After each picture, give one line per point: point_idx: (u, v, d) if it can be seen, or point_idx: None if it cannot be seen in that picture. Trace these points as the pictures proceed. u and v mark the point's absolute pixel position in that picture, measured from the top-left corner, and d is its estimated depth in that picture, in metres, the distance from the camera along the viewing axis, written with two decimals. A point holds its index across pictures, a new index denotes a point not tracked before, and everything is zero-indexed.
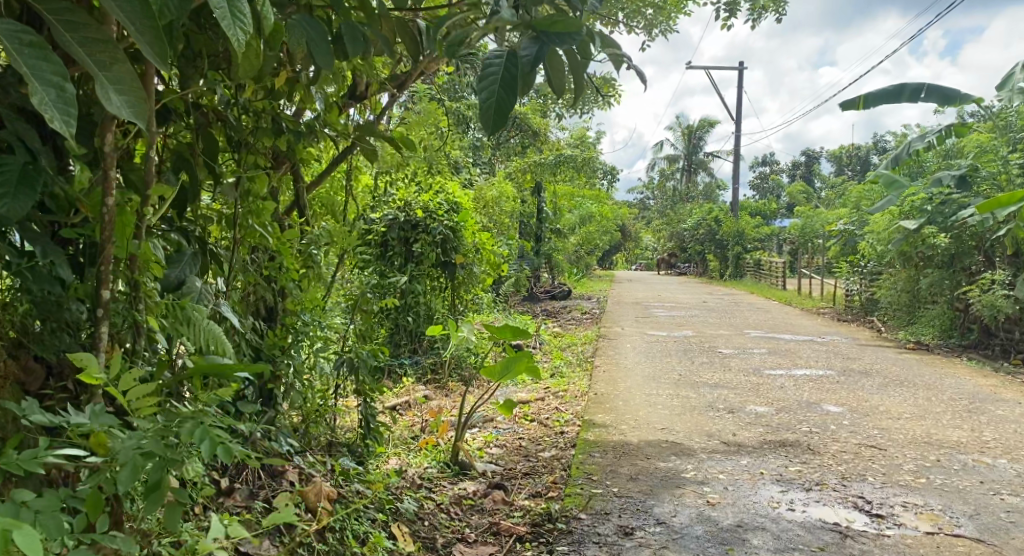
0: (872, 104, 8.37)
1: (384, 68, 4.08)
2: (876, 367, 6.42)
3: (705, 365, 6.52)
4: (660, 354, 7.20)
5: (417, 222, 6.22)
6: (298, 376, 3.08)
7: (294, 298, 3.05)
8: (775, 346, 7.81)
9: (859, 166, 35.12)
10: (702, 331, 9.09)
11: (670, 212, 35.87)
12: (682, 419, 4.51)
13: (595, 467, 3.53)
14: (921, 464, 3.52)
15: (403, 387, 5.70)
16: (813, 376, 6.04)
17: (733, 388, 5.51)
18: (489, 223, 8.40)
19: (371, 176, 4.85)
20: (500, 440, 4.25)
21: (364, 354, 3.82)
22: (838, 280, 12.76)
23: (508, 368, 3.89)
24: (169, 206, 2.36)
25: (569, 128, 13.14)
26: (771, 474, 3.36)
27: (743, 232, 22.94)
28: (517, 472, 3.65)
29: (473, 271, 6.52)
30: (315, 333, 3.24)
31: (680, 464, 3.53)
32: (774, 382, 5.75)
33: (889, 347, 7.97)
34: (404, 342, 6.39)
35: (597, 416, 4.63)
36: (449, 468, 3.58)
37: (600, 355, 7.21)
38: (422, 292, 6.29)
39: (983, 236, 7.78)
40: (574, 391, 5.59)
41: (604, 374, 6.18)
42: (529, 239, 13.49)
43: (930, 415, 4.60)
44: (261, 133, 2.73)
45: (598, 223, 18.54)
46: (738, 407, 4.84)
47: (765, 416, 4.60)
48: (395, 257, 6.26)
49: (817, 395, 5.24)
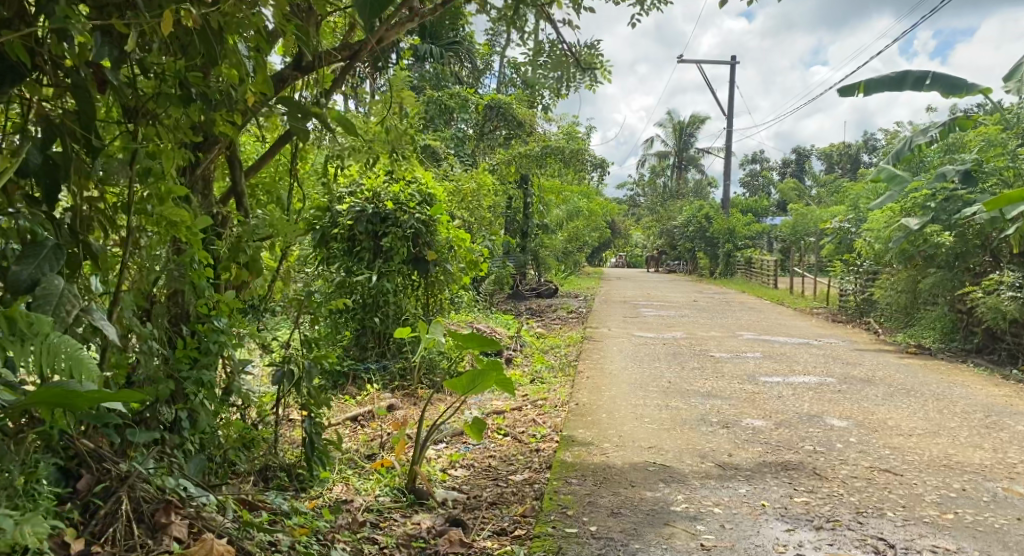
0: (873, 90, 7.95)
1: (334, 37, 3.65)
2: (878, 374, 6.00)
3: (696, 371, 6.07)
4: (648, 358, 6.74)
5: (387, 215, 5.83)
6: (213, 395, 2.59)
7: (207, 299, 2.56)
8: (770, 350, 7.36)
9: (851, 164, 34.73)
10: (693, 332, 8.66)
11: (659, 209, 35.41)
12: (670, 435, 4.05)
13: (570, 497, 3.06)
14: (944, 494, 3.08)
15: (367, 396, 5.25)
16: (812, 384, 5.61)
17: (727, 398, 5.06)
18: (467, 218, 7.93)
19: (328, 164, 4.39)
20: (467, 459, 3.80)
21: (310, 364, 3.35)
22: (833, 279, 12.34)
23: (475, 383, 3.42)
24: (29, 186, 1.94)
25: (557, 120, 12.65)
26: (774, 508, 2.91)
27: (735, 230, 22.55)
28: (483, 501, 3.18)
29: (447, 269, 6.07)
30: (237, 340, 2.75)
31: (670, 494, 3.08)
32: (771, 391, 5.30)
33: (889, 351, 7.54)
34: (371, 344, 5.88)
35: (578, 431, 4.18)
36: (403, 497, 3.13)
37: (584, 358, 6.74)
38: (392, 291, 5.83)
39: (990, 235, 7.38)
40: (555, 400, 5.13)
41: (587, 380, 5.73)
42: (514, 236, 13.02)
43: (946, 431, 4.16)
44: (165, 100, 2.27)
45: (585, 218, 18.07)
46: (732, 421, 4.39)
47: (763, 431, 4.16)
48: (363, 253, 5.86)
49: (818, 406, 4.79)
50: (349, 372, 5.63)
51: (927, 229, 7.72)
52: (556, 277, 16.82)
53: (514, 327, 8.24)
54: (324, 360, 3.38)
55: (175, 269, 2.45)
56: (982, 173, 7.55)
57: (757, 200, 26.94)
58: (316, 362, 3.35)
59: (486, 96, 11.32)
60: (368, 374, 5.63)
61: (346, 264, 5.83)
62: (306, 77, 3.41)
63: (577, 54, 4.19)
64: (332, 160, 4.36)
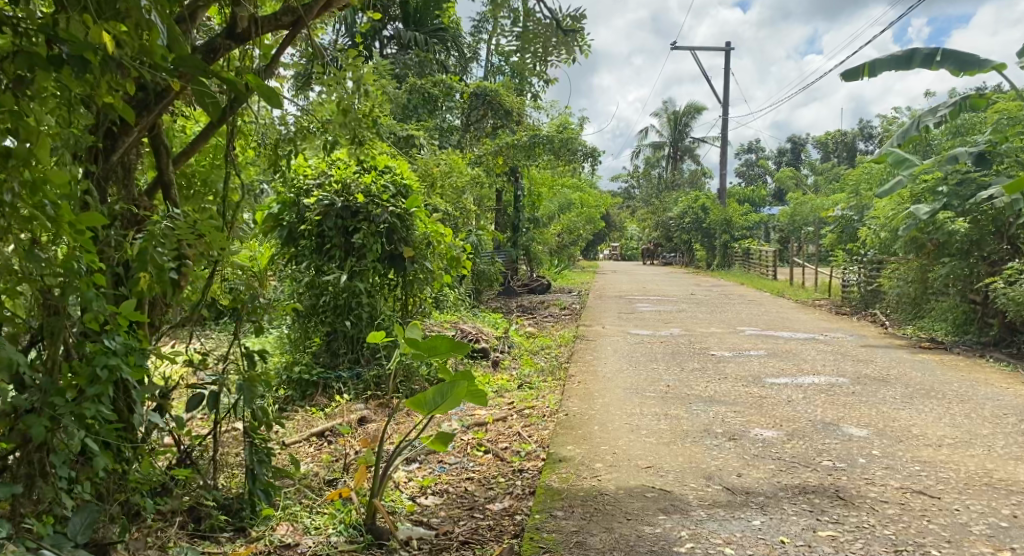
0: (878, 71, 7.49)
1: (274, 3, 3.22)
2: (892, 372, 5.55)
3: (697, 373, 5.62)
4: (644, 359, 6.28)
5: (358, 208, 5.37)
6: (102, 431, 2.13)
7: (96, 313, 2.10)
8: (773, 347, 6.92)
9: (846, 153, 34.34)
10: (691, 329, 8.22)
11: (655, 201, 34.90)
12: (671, 451, 3.60)
13: (555, 537, 2.61)
14: (995, 524, 2.64)
15: (337, 409, 4.81)
16: (822, 385, 5.16)
17: (732, 404, 4.61)
18: (450, 210, 7.44)
19: (282, 151, 3.91)
20: (439, 485, 3.34)
21: (250, 381, 2.87)
22: (834, 269, 11.89)
23: (439, 398, 2.94)
24: None
25: (546, 109, 12.15)
26: (796, 546, 2.48)
27: (731, 220, 22.04)
28: (454, 540, 2.72)
29: (426, 267, 5.58)
30: (137, 363, 2.28)
31: (673, 529, 2.63)
32: (780, 395, 4.84)
33: (901, 345, 7.09)
34: (343, 350, 5.41)
35: (567, 447, 3.72)
36: (359, 539, 2.69)
37: (576, 360, 6.28)
38: (364, 291, 5.35)
39: (1007, 220, 6.93)
40: (543, 409, 4.66)
41: (578, 385, 5.27)
42: (504, 230, 12.55)
43: (980, 440, 3.71)
44: (25, 61, 1.77)
45: (577, 211, 17.59)
46: (740, 432, 3.94)
47: (775, 444, 3.71)
48: (333, 250, 5.41)
49: (833, 412, 4.34)
50: (319, 381, 5.18)
51: (940, 215, 7.28)
52: (549, 272, 16.35)
53: (502, 327, 7.77)
54: (264, 377, 2.91)
55: (54, 279, 1.99)
56: (996, 154, 7.12)
57: (754, 190, 26.47)
58: (257, 380, 2.87)
59: (471, 85, 10.85)
60: (340, 383, 5.18)
61: (315, 263, 5.37)
62: (242, 46, 2.97)
63: (559, 22, 3.66)
64: (284, 147, 3.88)
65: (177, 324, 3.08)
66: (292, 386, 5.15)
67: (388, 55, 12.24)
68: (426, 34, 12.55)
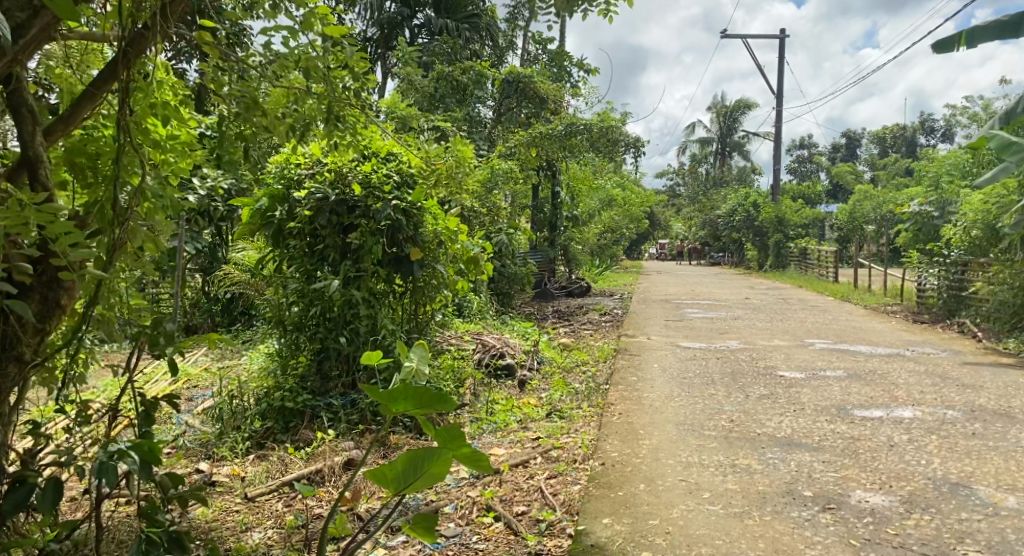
0: (978, 41, 6.35)
1: None
2: (1014, 405, 4.43)
3: (766, 403, 4.60)
4: (698, 382, 5.26)
5: (354, 203, 4.51)
6: None
7: None
8: (854, 366, 5.81)
9: (906, 147, 32.27)
10: (751, 341, 7.15)
11: (702, 199, 33.48)
12: (746, 530, 2.63)
13: None
14: None
15: (321, 447, 3.94)
16: (929, 421, 4.08)
17: (817, 450, 3.58)
18: (472, 204, 6.54)
19: (232, 126, 3.03)
20: None
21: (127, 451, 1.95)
22: (909, 270, 10.57)
23: (412, 473, 2.03)
24: None
25: (586, 96, 11.12)
26: None
27: (785, 218, 20.56)
28: None
29: (437, 272, 4.70)
30: None
31: None
32: (878, 437, 3.80)
33: (1010, 365, 5.90)
34: (336, 372, 4.54)
35: (605, 521, 2.78)
36: None
37: (617, 381, 5.31)
38: (363, 302, 4.46)
39: None
40: (573, 451, 3.72)
41: (619, 418, 4.30)
42: (541, 228, 11.63)
43: None
44: None
45: (619, 208, 16.53)
46: (837, 497, 2.93)
47: (891, 518, 2.71)
48: (327, 252, 4.55)
49: (957, 465, 3.29)
50: (305, 410, 4.33)
51: None
52: (589, 273, 15.27)
53: (533, 338, 6.83)
54: (143, 448, 1.96)
55: None
56: None
57: (808, 186, 24.89)
58: (150, 451, 1.96)
59: (503, 70, 10.00)
60: (330, 413, 4.31)
61: (305, 267, 4.51)
62: None
63: None
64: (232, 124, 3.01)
65: (49, 351, 2.21)
66: (273, 416, 4.33)
67: (418, 43, 11.47)
68: (458, 21, 11.79)
